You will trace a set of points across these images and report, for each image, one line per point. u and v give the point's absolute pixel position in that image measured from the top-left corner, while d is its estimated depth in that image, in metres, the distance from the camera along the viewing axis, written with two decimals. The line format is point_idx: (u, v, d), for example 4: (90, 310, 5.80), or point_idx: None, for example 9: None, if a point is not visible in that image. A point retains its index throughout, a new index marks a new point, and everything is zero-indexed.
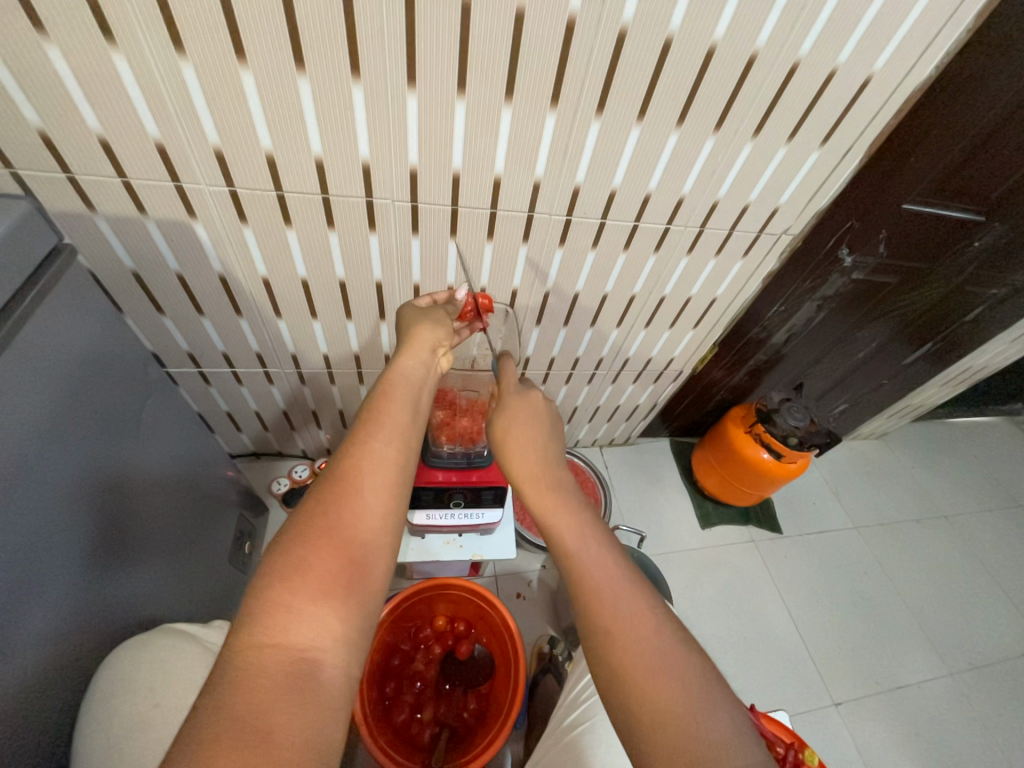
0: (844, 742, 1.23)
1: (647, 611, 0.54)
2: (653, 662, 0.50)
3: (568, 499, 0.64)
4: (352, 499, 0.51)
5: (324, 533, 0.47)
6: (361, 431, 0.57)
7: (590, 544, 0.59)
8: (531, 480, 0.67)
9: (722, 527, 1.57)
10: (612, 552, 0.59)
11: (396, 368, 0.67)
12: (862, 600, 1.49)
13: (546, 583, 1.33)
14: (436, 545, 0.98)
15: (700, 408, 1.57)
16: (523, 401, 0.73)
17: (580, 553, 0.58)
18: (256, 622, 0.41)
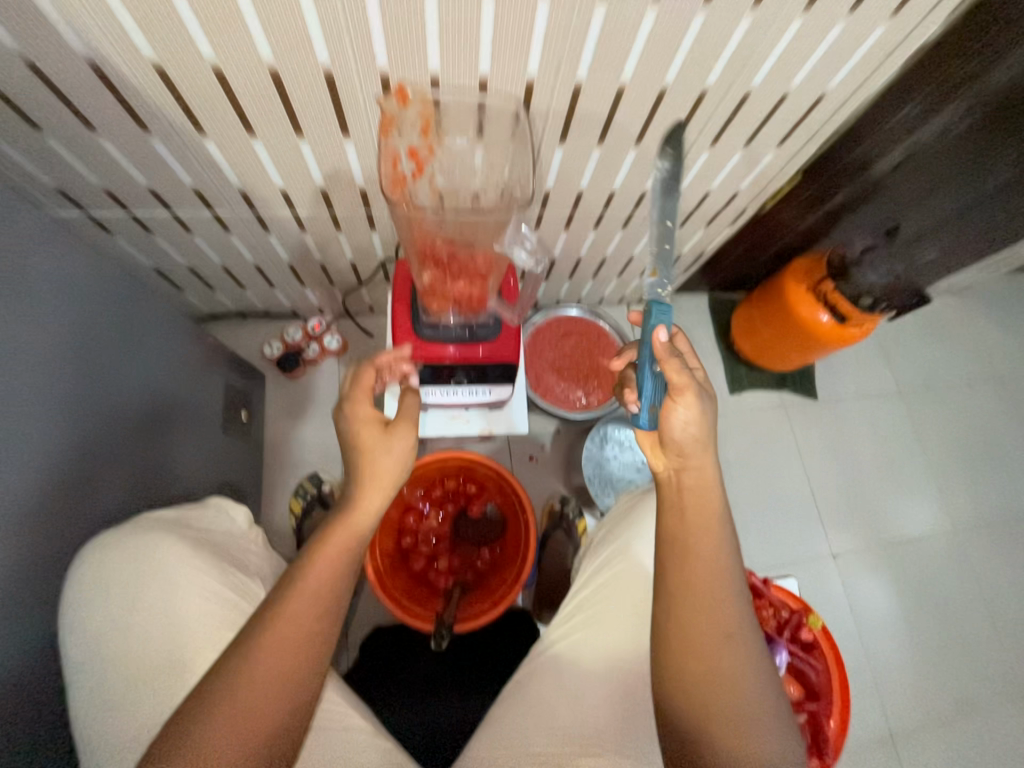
0: (832, 585, 1.32)
1: (738, 651, 0.61)
2: (717, 683, 0.60)
3: (719, 537, 0.65)
4: (300, 604, 0.53)
5: (277, 642, 0.51)
6: (309, 558, 0.55)
7: (711, 577, 0.63)
8: (690, 496, 0.67)
9: (752, 392, 1.45)
10: (724, 594, 0.63)
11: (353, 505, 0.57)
12: (886, 465, 1.45)
13: (559, 446, 1.28)
14: (440, 421, 0.88)
15: (756, 257, 1.30)
16: (694, 402, 0.66)
17: (720, 576, 0.64)
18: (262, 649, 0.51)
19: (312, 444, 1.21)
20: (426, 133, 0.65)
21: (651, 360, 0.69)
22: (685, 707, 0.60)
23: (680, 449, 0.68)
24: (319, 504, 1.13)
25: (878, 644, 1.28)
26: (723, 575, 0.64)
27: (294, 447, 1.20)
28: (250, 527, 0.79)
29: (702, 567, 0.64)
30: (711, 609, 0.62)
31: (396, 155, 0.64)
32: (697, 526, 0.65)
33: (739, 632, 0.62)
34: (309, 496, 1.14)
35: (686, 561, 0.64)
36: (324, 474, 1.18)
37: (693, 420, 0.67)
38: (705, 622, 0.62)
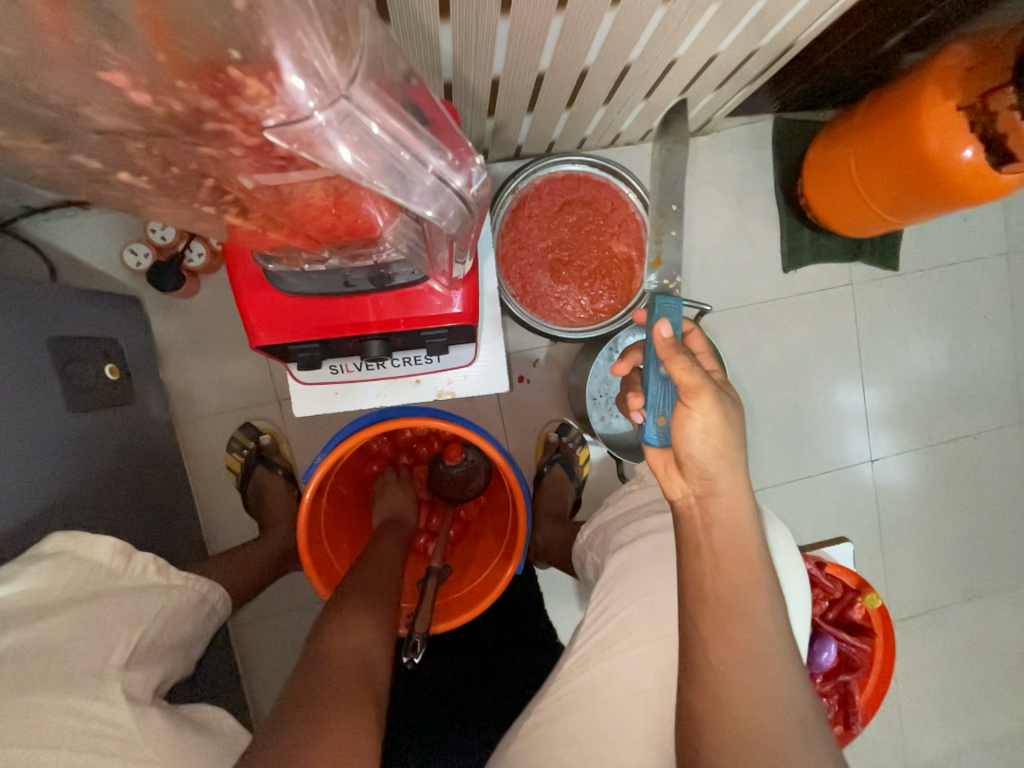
0: (866, 492, 1.17)
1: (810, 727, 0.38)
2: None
3: (760, 585, 0.41)
4: (371, 577, 0.64)
5: (358, 593, 0.61)
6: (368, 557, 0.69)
7: (756, 639, 0.39)
8: (719, 534, 0.42)
9: (813, 267, 1.08)
10: (779, 651, 0.39)
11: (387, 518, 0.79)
12: (960, 351, 1.17)
13: (556, 362, 1.00)
14: (374, 387, 0.59)
15: (876, 43, 0.79)
16: (715, 407, 0.41)
17: (768, 644, 0.39)
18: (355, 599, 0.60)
19: (234, 385, 0.93)
20: None
21: (654, 356, 0.45)
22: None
23: (700, 472, 0.42)
24: (259, 461, 0.91)
25: (901, 545, 1.19)
26: (771, 632, 0.40)
27: (211, 390, 0.92)
28: (127, 559, 0.55)
29: (739, 628, 0.39)
30: (762, 674, 0.38)
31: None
32: (735, 574, 0.41)
33: (811, 708, 0.38)
34: (245, 451, 0.91)
35: (731, 618, 0.40)
36: (258, 422, 0.93)
37: (716, 429, 0.42)
38: (756, 694, 0.38)
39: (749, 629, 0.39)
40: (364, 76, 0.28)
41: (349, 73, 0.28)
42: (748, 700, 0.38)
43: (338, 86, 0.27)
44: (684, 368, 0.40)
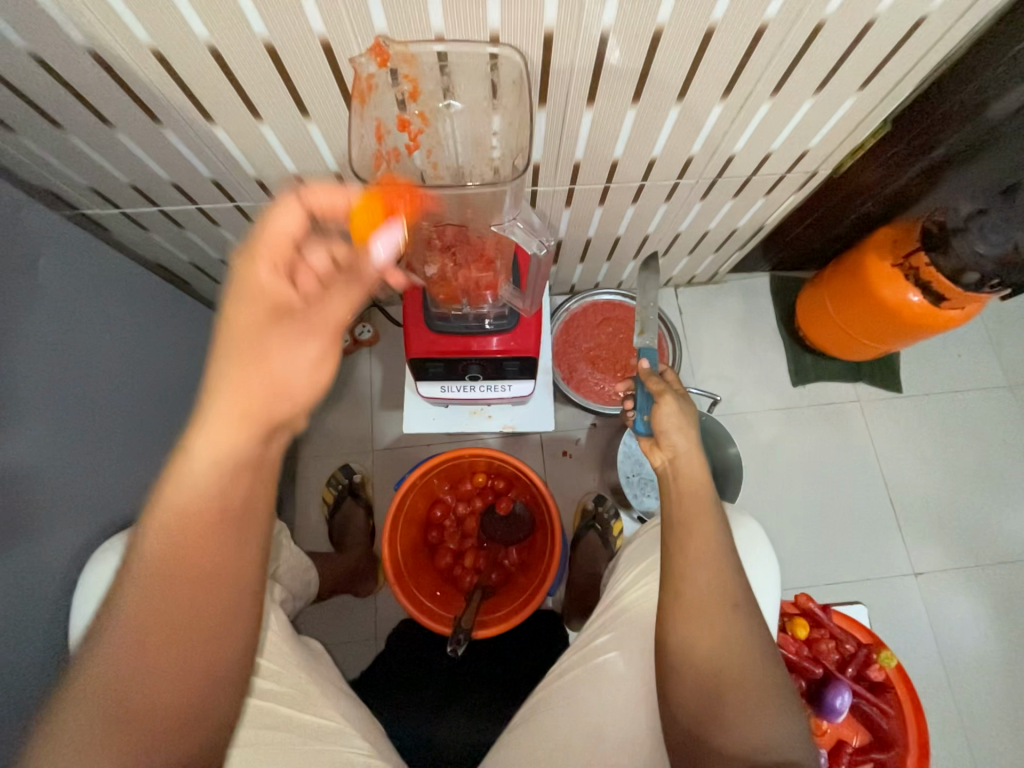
0: (914, 609, 1.14)
1: (748, 626, 0.47)
2: (720, 670, 0.46)
3: (712, 512, 0.52)
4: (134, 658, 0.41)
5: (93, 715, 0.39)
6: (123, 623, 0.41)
7: (710, 553, 0.49)
8: (684, 484, 0.55)
9: (819, 383, 1.28)
10: (723, 558, 0.49)
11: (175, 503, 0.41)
12: (985, 470, 1.23)
13: (595, 442, 1.20)
14: (461, 416, 0.84)
15: (829, 228, 1.12)
16: (675, 398, 0.59)
17: (718, 554, 0.49)
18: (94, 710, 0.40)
19: (344, 435, 1.21)
20: (416, 98, 0.59)
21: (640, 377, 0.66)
22: (687, 680, 0.47)
23: (670, 439, 0.57)
24: (350, 495, 1.13)
25: (970, 679, 1.09)
26: (719, 546, 0.50)
27: (327, 438, 1.21)
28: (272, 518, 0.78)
29: (698, 542, 0.50)
30: (714, 578, 0.48)
31: (383, 127, 0.59)
32: (694, 505, 0.52)
33: (744, 600, 0.48)
34: (340, 486, 1.14)
35: (688, 536, 0.50)
36: (355, 465, 1.18)
37: (676, 411, 0.58)
38: (705, 595, 0.48)
39: (707, 544, 0.50)
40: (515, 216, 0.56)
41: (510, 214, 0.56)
42: (699, 601, 0.48)
43: (503, 218, 0.56)
44: (652, 377, 0.61)
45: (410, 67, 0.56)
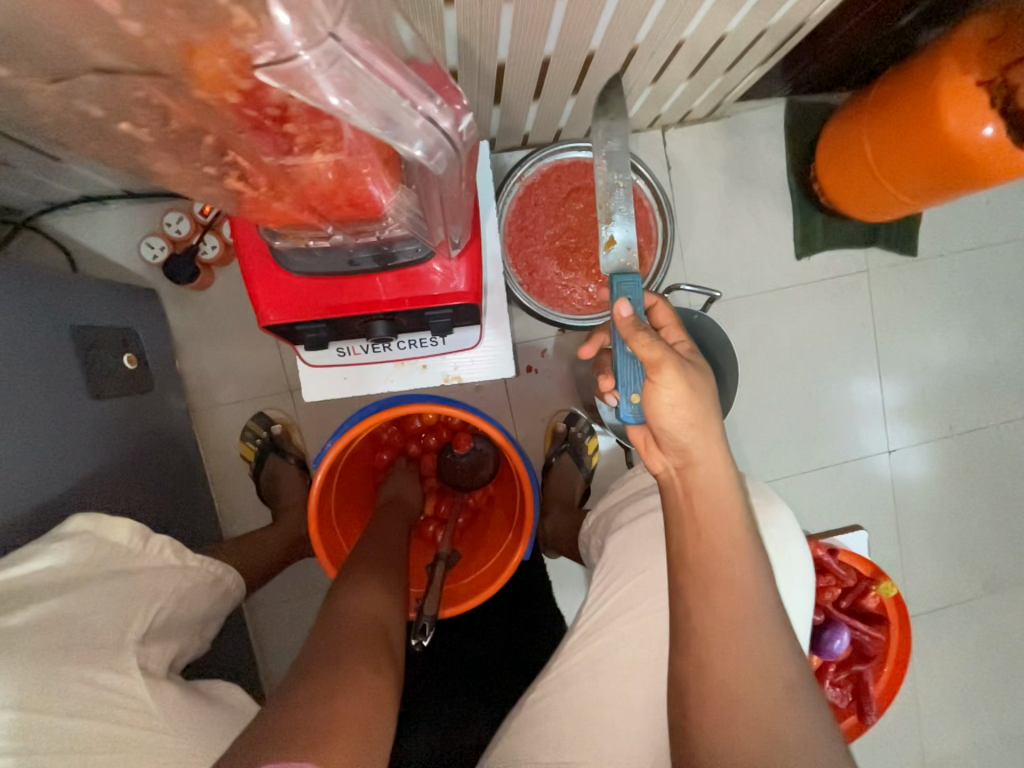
0: (882, 484, 1.14)
1: (784, 669, 0.40)
2: (764, 740, 0.37)
3: (741, 551, 0.43)
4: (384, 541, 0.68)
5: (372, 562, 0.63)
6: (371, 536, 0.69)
7: (743, 606, 0.41)
8: (699, 503, 0.44)
9: (827, 253, 1.06)
10: (762, 619, 0.41)
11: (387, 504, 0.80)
12: (981, 338, 1.13)
13: (564, 353, 1.00)
14: (383, 370, 0.61)
15: (887, 26, 0.77)
16: (679, 376, 0.43)
17: (749, 613, 0.41)
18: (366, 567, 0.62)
19: (247, 375, 0.95)
20: None
21: (619, 337, 0.50)
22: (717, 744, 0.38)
23: (676, 441, 0.45)
24: (273, 449, 0.93)
25: (919, 537, 1.16)
26: (757, 601, 0.41)
27: (225, 381, 0.94)
28: (145, 539, 0.56)
29: (725, 593, 0.42)
30: (739, 616, 0.41)
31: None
32: (720, 542, 0.43)
33: (799, 680, 0.40)
34: (259, 440, 0.93)
35: (714, 592, 0.42)
36: (271, 412, 0.95)
37: (683, 401, 0.44)
38: (738, 672, 0.39)
39: (738, 602, 0.41)
40: (349, 17, 0.25)
41: (334, 11, 0.25)
42: (730, 676, 0.39)
43: (322, 26, 0.24)
44: (643, 343, 0.43)
45: None
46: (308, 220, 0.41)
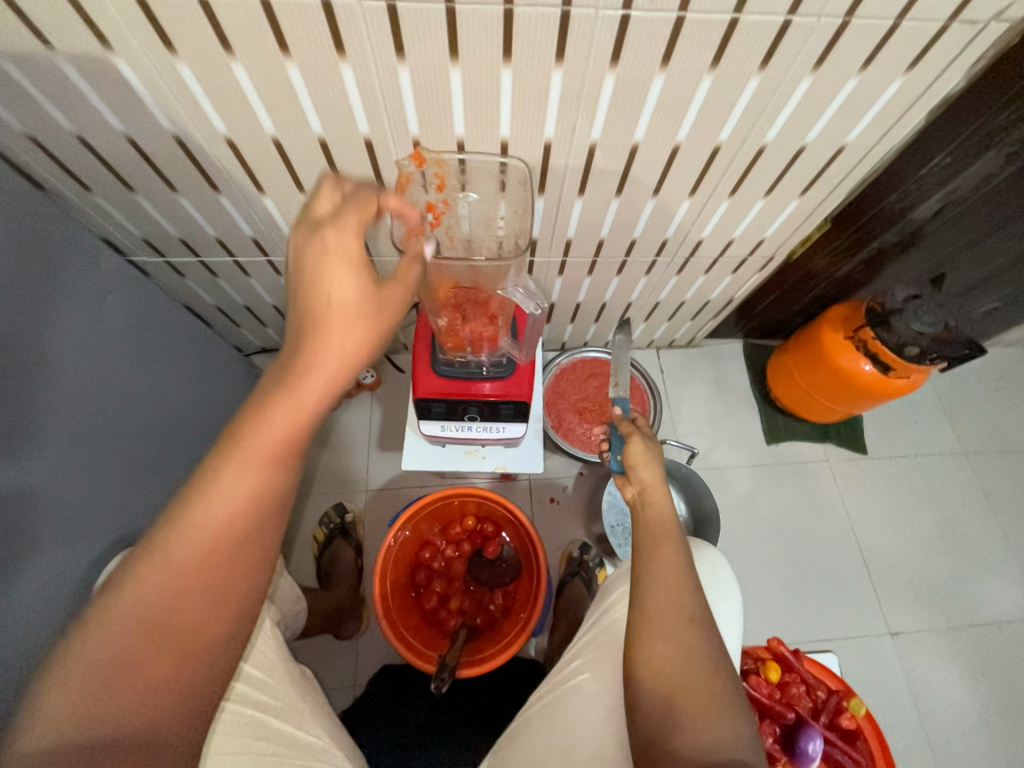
0: (892, 670, 1.15)
1: (705, 655, 0.51)
2: (680, 663, 0.51)
3: (675, 541, 0.58)
4: (184, 571, 0.40)
5: (139, 618, 0.38)
6: (182, 521, 0.40)
7: (674, 572, 0.55)
8: (651, 514, 0.61)
9: (791, 443, 1.36)
10: (689, 584, 0.55)
11: (320, 334, 0.44)
12: (951, 533, 1.29)
13: (581, 490, 1.26)
14: (456, 455, 0.91)
15: (790, 306, 1.27)
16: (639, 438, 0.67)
17: (678, 581, 0.55)
18: (125, 623, 0.38)
19: (339, 474, 1.25)
20: (441, 189, 0.73)
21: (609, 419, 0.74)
22: (647, 698, 0.51)
23: (636, 474, 0.64)
24: (340, 534, 1.15)
25: (949, 745, 1.10)
26: (687, 575, 0.55)
27: (321, 476, 1.25)
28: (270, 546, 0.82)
29: (664, 563, 0.56)
30: (676, 614, 0.53)
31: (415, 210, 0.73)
32: (663, 532, 0.58)
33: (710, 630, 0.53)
34: (332, 526, 1.16)
35: (654, 561, 0.56)
36: (347, 505, 1.21)
37: (643, 450, 0.66)
38: (671, 618, 0.53)
39: (670, 572, 0.55)
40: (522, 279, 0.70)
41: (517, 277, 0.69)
42: (664, 615, 0.53)
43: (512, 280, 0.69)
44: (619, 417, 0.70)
45: (439, 167, 0.72)
46: (462, 342, 0.74)
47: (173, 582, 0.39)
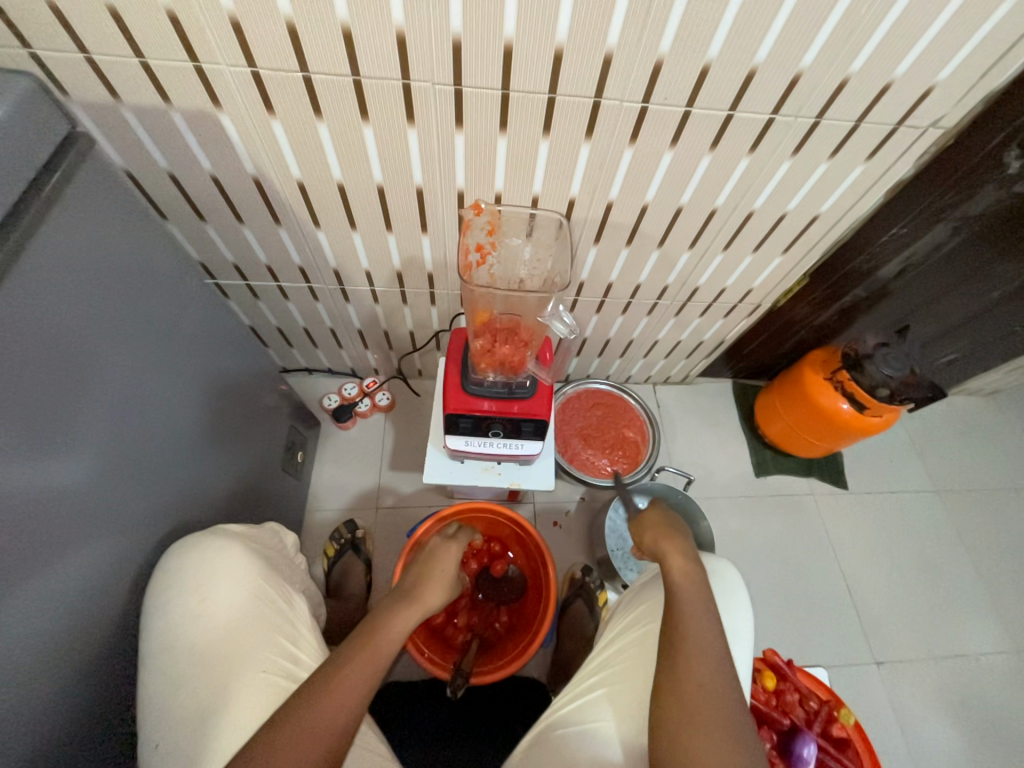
0: (879, 700, 1.19)
1: (719, 724, 0.56)
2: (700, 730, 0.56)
3: (701, 616, 0.63)
4: (354, 667, 0.58)
5: (324, 696, 0.55)
6: (356, 636, 0.62)
7: (694, 642, 0.61)
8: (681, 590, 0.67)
9: (778, 476, 1.46)
10: (708, 655, 0.60)
11: (427, 593, 0.71)
12: (927, 567, 1.37)
13: (583, 514, 1.32)
14: (474, 471, 0.97)
15: (774, 349, 1.40)
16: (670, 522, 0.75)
17: (694, 650, 0.60)
18: (315, 695, 0.55)
19: (352, 491, 1.30)
20: (491, 233, 0.85)
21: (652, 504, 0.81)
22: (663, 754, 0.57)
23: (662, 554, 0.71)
24: (351, 548, 1.18)
25: None
26: (707, 644, 0.61)
27: (334, 493, 1.29)
28: (296, 550, 0.88)
29: (688, 633, 0.62)
30: (693, 682, 0.58)
31: (469, 249, 0.84)
32: (688, 604, 0.65)
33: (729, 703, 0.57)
34: (343, 541, 1.18)
35: (677, 629, 0.63)
36: (358, 521, 1.25)
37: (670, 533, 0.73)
38: (689, 684, 0.58)
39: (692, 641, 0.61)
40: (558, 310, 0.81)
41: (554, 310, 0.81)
42: (684, 682, 0.59)
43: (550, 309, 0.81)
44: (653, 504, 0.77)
45: (493, 216, 0.83)
46: (495, 363, 0.85)
47: (348, 668, 0.58)
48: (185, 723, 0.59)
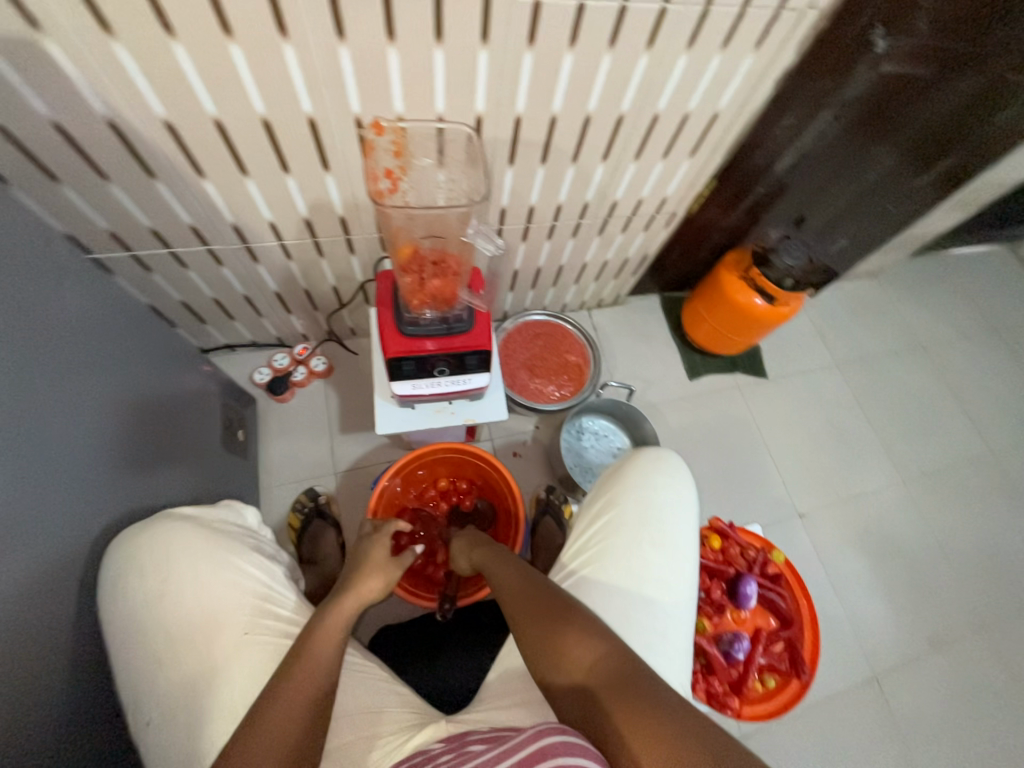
0: (805, 544, 1.42)
1: (564, 625, 0.65)
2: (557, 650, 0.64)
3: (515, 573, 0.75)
4: (294, 672, 0.59)
5: (270, 704, 0.56)
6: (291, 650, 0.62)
7: (522, 594, 0.71)
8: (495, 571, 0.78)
9: (708, 376, 1.59)
10: (534, 591, 0.71)
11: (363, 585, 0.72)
12: (834, 430, 1.58)
13: (540, 441, 1.38)
14: (427, 415, 0.98)
15: (694, 257, 1.48)
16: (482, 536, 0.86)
17: (520, 600, 0.71)
18: (261, 707, 0.56)
19: (306, 462, 1.27)
20: (398, 156, 0.81)
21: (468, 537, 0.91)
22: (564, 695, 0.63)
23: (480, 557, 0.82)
24: (317, 515, 1.18)
25: (850, 590, 1.38)
26: (527, 586, 0.72)
27: (287, 467, 1.25)
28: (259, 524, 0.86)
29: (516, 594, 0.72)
30: (536, 614, 0.68)
31: (377, 173, 0.81)
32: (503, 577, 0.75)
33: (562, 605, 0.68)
34: (306, 509, 1.18)
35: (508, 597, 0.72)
36: (319, 488, 1.23)
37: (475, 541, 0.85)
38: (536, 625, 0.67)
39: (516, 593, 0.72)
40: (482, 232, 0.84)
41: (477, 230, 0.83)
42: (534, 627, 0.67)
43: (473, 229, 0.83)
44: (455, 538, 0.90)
45: (396, 136, 0.80)
46: (428, 298, 0.84)
47: (290, 670, 0.59)
48: (173, 697, 0.60)
